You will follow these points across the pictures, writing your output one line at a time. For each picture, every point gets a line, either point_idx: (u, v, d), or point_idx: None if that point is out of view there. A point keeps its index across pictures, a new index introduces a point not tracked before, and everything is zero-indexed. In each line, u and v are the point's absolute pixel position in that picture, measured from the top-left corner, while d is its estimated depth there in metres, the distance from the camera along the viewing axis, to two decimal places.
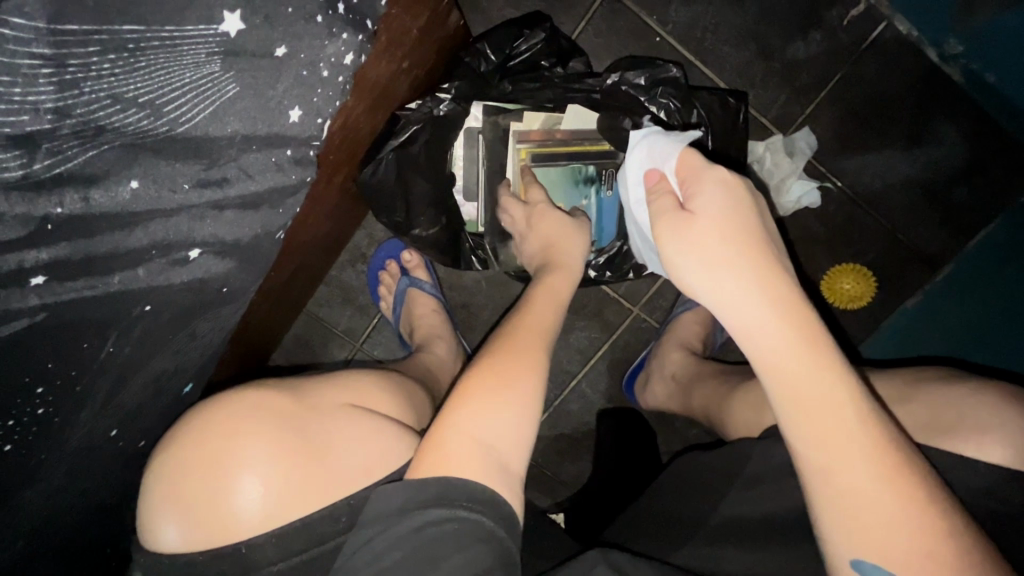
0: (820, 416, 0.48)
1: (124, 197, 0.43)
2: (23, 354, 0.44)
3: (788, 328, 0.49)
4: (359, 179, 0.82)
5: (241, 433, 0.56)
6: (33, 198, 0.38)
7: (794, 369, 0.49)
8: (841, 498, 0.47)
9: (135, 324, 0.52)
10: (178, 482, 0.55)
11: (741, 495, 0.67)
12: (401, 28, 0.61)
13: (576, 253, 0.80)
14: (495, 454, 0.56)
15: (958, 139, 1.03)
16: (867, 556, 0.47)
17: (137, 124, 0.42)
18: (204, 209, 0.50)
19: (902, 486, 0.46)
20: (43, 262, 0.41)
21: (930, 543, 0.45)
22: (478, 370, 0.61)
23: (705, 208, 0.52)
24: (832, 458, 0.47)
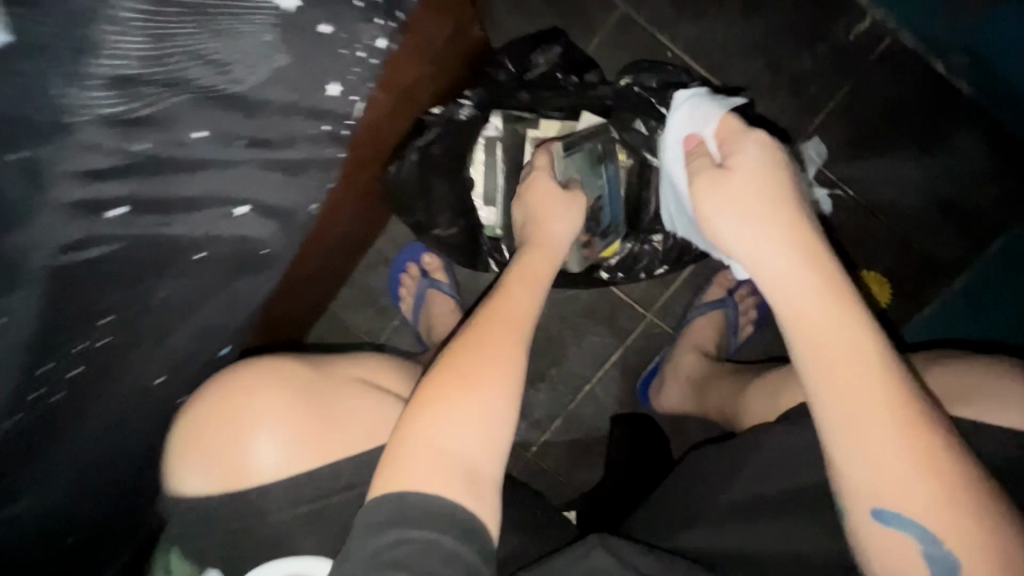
0: (841, 357, 0.52)
1: (187, 143, 0.51)
2: (98, 283, 0.51)
3: (814, 276, 0.53)
4: (385, 178, 0.87)
5: (259, 390, 0.60)
6: (121, 132, 0.47)
7: (819, 320, 0.52)
8: (859, 436, 0.50)
9: (191, 275, 0.59)
10: (200, 429, 0.60)
11: (746, 481, 0.68)
12: (428, 33, 0.67)
13: (558, 232, 0.76)
14: (461, 464, 0.54)
15: (969, 148, 1.05)
16: (880, 488, 0.50)
17: (203, 81, 0.50)
18: (251, 167, 0.57)
19: (917, 425, 0.49)
20: (122, 194, 0.49)
21: (941, 476, 0.48)
22: (442, 376, 0.58)
23: (741, 167, 0.57)
24: (852, 407, 0.51)
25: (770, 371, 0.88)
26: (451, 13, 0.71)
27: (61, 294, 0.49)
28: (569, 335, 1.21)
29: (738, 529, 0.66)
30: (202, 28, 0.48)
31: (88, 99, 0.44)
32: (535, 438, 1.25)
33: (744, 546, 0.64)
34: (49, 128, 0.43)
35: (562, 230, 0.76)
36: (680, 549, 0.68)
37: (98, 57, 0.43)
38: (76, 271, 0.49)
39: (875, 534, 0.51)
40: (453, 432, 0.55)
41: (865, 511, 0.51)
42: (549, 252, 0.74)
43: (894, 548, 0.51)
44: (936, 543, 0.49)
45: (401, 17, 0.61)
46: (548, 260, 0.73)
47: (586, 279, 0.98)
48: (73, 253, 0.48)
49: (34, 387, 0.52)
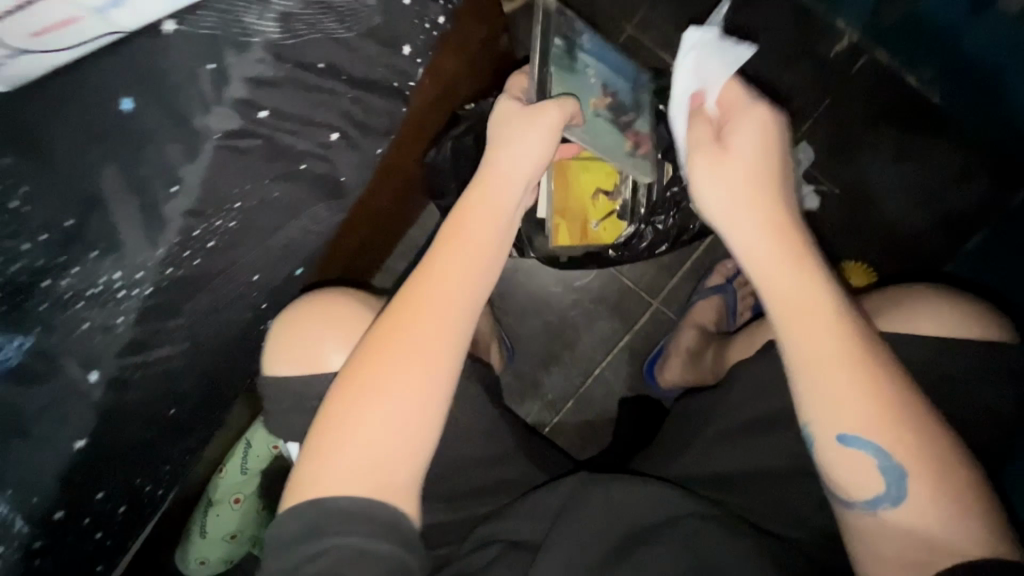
0: (804, 313, 0.55)
1: (313, 71, 0.47)
2: (203, 196, 0.47)
3: (775, 245, 0.57)
4: (423, 163, 0.99)
5: (341, 308, 0.68)
6: (249, 46, 0.44)
7: (787, 278, 0.56)
8: (820, 380, 0.54)
9: (294, 216, 0.54)
10: (291, 328, 0.66)
11: (728, 416, 0.79)
12: (468, 31, 0.81)
13: (507, 186, 0.64)
14: (378, 462, 0.56)
15: (949, 153, 1.15)
16: (843, 424, 0.54)
17: (342, 13, 0.47)
18: (355, 105, 0.52)
19: (870, 371, 0.54)
20: (238, 102, 0.45)
21: (888, 412, 0.53)
22: (364, 371, 0.57)
23: (738, 148, 0.58)
24: (815, 353, 0.54)
25: (746, 331, 0.99)
26: (486, 18, 0.85)
27: (207, 188, 0.46)
28: (581, 321, 1.30)
29: (716, 453, 0.77)
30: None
31: (253, 26, 0.44)
32: (548, 419, 1.30)
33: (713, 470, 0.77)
34: (206, 38, 0.43)
35: (510, 184, 0.64)
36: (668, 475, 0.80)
37: (263, 5, 0.44)
38: (222, 160, 0.46)
39: (838, 460, 0.55)
40: (372, 421, 0.56)
41: (829, 445, 0.55)
42: (500, 215, 0.63)
43: (855, 472, 0.55)
44: (889, 459, 0.54)
45: None
46: (502, 218, 0.63)
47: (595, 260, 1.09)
48: (228, 143, 0.45)
49: (177, 262, 0.48)
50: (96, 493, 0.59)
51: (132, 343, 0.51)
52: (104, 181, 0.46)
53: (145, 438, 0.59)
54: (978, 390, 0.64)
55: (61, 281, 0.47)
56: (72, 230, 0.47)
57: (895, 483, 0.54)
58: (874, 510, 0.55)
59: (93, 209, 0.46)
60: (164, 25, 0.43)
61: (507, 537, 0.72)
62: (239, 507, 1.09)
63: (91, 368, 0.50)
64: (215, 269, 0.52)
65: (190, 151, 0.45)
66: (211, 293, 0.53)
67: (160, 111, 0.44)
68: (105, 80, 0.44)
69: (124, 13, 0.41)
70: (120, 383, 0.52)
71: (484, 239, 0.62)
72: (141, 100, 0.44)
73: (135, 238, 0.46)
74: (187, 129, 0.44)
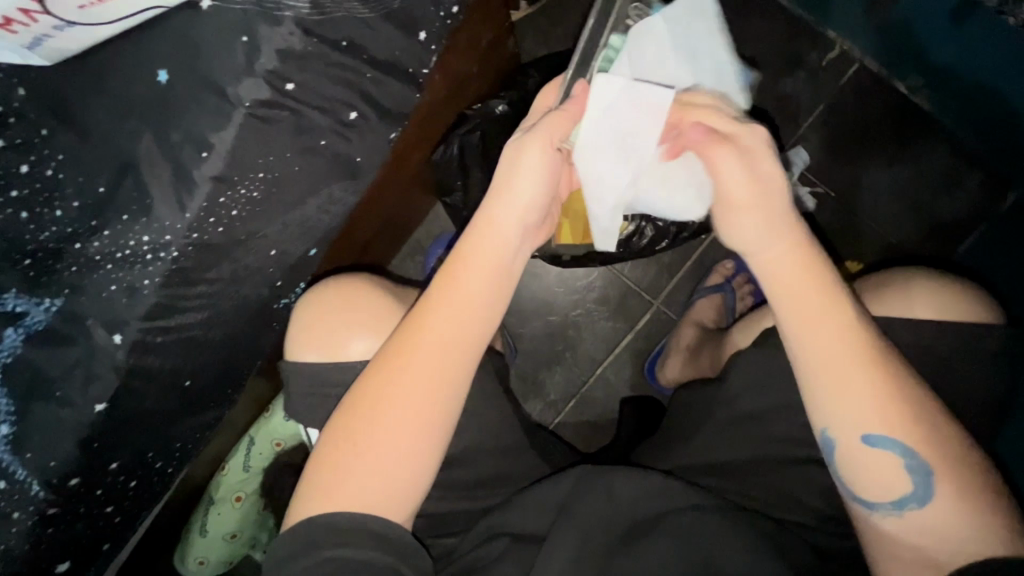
0: (824, 327, 0.58)
1: (336, 49, 0.50)
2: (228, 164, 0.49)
3: (793, 263, 0.60)
4: (431, 160, 1.03)
5: (358, 298, 0.79)
6: (278, 22, 0.47)
7: (802, 299, 0.59)
8: (845, 388, 0.57)
9: (313, 192, 0.57)
10: (310, 321, 0.76)
11: (730, 405, 0.79)
12: (477, 33, 0.85)
13: (497, 237, 0.64)
14: (384, 483, 0.62)
15: (938, 155, 1.18)
16: (868, 426, 0.57)
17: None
18: (373, 87, 0.55)
19: (885, 373, 0.58)
20: (267, 74, 0.47)
21: (900, 410, 0.57)
22: (366, 411, 0.63)
23: (745, 182, 0.59)
24: (838, 364, 0.57)
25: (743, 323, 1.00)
26: (494, 22, 0.89)
27: (235, 155, 0.49)
28: (583, 321, 1.32)
29: (720, 439, 0.78)
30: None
31: (285, 1, 0.47)
32: (550, 419, 1.31)
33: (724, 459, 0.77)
34: (240, 13, 0.46)
35: (498, 236, 0.64)
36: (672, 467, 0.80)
37: None
38: (251, 130, 0.49)
39: (863, 462, 0.58)
40: (380, 447, 0.62)
41: (858, 449, 0.58)
42: (497, 265, 0.65)
43: (882, 473, 0.57)
44: (913, 457, 0.57)
45: None
46: (500, 263, 0.64)
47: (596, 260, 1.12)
48: (257, 112, 0.48)
49: (203, 228, 0.50)
50: (110, 464, 0.60)
51: (153, 308, 0.52)
52: (137, 147, 0.48)
53: (160, 409, 0.60)
54: (971, 377, 0.65)
55: (91, 244, 0.50)
56: (104, 195, 0.49)
57: (920, 480, 0.57)
58: (900, 511, 0.57)
59: (126, 174, 0.49)
60: (203, 1, 0.46)
61: (512, 531, 0.72)
62: (239, 507, 1.10)
63: (115, 330, 0.52)
64: (237, 238, 0.54)
65: (221, 118, 0.47)
66: (233, 262, 0.55)
67: (196, 80, 0.47)
68: (144, 51, 0.47)
69: None
70: (140, 347, 0.53)
71: (481, 278, 0.65)
72: (177, 71, 0.47)
73: (164, 201, 0.49)
74: (220, 97, 0.47)
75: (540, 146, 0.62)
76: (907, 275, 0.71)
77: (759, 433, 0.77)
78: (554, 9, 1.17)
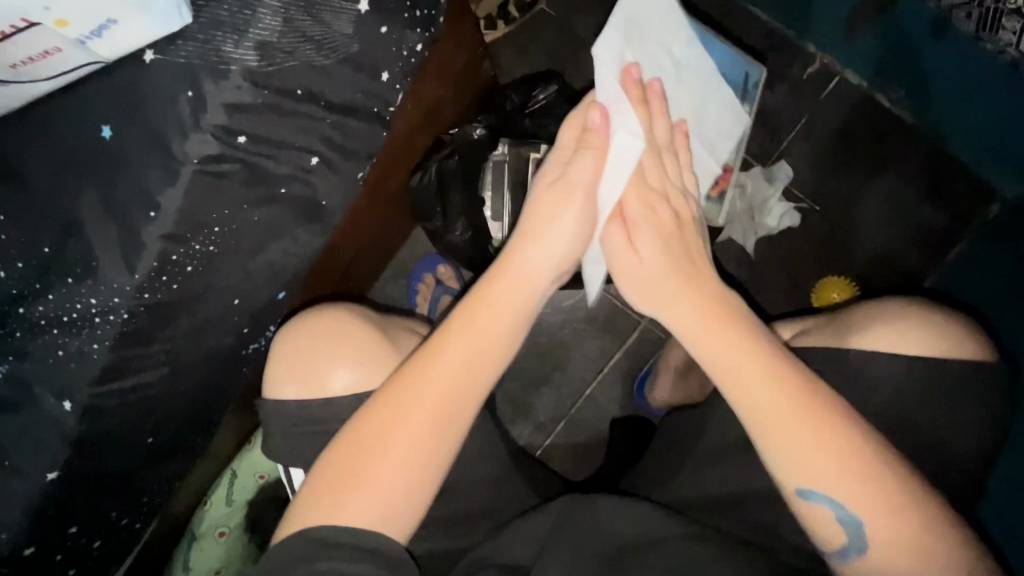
0: (744, 383, 0.57)
1: (291, 99, 0.48)
2: (182, 221, 0.47)
3: (702, 317, 0.60)
4: (409, 186, 0.98)
5: (342, 327, 0.68)
6: (224, 78, 0.45)
7: (722, 358, 0.58)
8: (779, 445, 0.56)
9: (276, 238, 0.54)
10: (294, 349, 0.67)
11: (720, 436, 0.72)
12: (448, 60, 0.82)
13: (534, 248, 0.61)
14: (389, 503, 0.56)
15: (922, 169, 1.09)
16: (808, 483, 0.55)
17: (318, 46, 0.47)
18: (331, 130, 0.52)
19: (822, 429, 0.55)
20: (216, 127, 0.45)
21: (851, 465, 0.54)
22: (364, 434, 0.57)
23: (647, 255, 0.62)
24: (763, 421, 0.56)
25: None
26: (466, 48, 0.86)
27: (186, 212, 0.47)
28: (571, 340, 1.22)
29: (716, 472, 0.71)
30: (309, 14, 0.46)
31: (231, 55, 0.44)
32: (539, 441, 1.20)
33: (720, 488, 0.71)
34: (184, 67, 0.44)
35: (534, 248, 0.60)
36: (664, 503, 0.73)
37: (240, 35, 0.45)
38: (202, 187, 0.46)
39: (806, 511, 0.57)
40: (384, 470, 0.56)
41: (803, 506, 0.56)
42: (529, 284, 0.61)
43: (819, 521, 0.56)
44: (849, 508, 0.55)
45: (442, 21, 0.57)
46: (529, 289, 0.61)
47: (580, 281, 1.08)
48: (206, 168, 0.46)
49: (155, 286, 0.48)
50: (69, 528, 0.57)
51: (105, 370, 0.50)
52: (84, 206, 0.47)
53: (119, 471, 0.57)
54: (966, 409, 0.63)
55: (35, 308, 0.48)
56: (49, 256, 0.48)
57: (857, 530, 0.55)
58: (846, 558, 0.56)
59: (72, 233, 0.47)
60: (145, 55, 0.45)
61: (501, 562, 0.66)
62: (225, 541, 0.96)
63: (64, 397, 0.50)
64: (194, 293, 0.51)
65: (169, 175, 0.45)
66: (192, 316, 0.53)
67: (143, 138, 0.46)
68: (88, 106, 0.47)
69: (103, 44, 0.43)
70: (93, 412, 0.51)
71: (500, 317, 0.60)
72: (121, 126, 0.46)
73: (111, 262, 0.47)
74: (167, 155, 0.45)
75: (579, 191, 0.59)
76: (899, 304, 0.67)
77: (760, 470, 0.70)
78: (531, 29, 1.15)
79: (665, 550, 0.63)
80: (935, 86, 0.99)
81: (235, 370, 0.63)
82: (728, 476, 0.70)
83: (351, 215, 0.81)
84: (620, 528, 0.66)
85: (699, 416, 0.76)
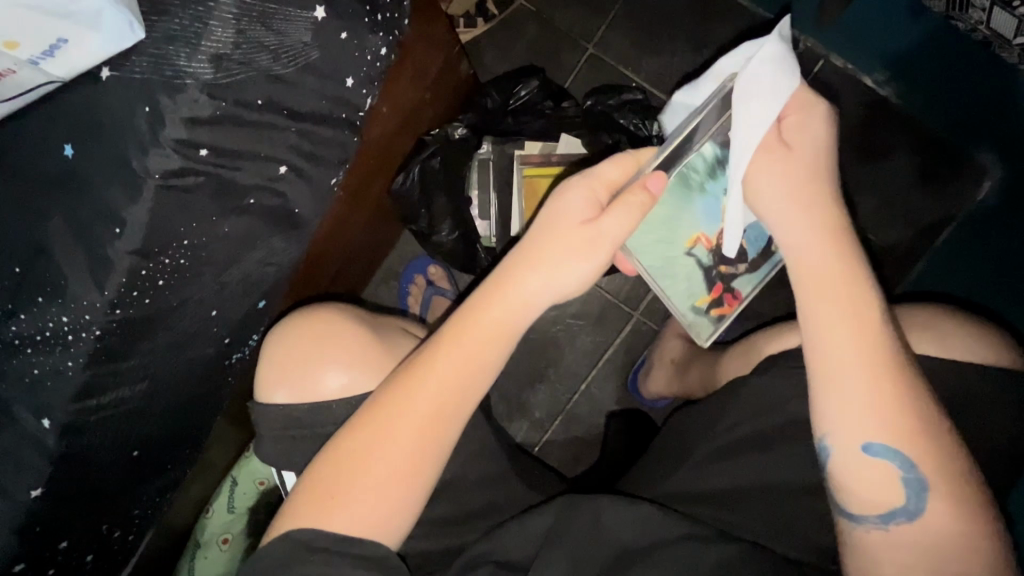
0: (833, 304, 0.54)
1: (254, 110, 0.48)
2: (151, 236, 0.47)
3: (809, 235, 0.56)
4: (392, 189, 0.95)
5: (336, 331, 0.67)
6: (182, 90, 0.44)
7: (827, 289, 0.54)
8: (848, 372, 0.52)
9: (250, 249, 0.54)
10: (284, 355, 0.66)
11: (716, 433, 0.72)
12: (424, 61, 0.81)
13: (534, 279, 0.55)
14: (386, 511, 0.54)
15: (913, 147, 1.05)
16: (870, 427, 0.52)
17: (276, 57, 0.47)
18: (296, 137, 0.52)
19: (894, 373, 0.52)
20: (178, 140, 0.45)
21: (914, 416, 0.51)
22: (392, 415, 0.55)
23: (796, 162, 0.56)
24: (847, 369, 0.52)
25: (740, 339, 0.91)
26: (441, 48, 0.84)
27: (153, 228, 0.47)
28: (564, 336, 1.19)
29: (709, 467, 0.70)
30: (263, 24, 0.46)
31: (185, 69, 0.44)
32: (537, 438, 1.18)
33: (715, 483, 0.70)
34: (140, 83, 0.45)
35: (538, 276, 0.54)
36: (659, 498, 0.71)
37: (194, 49, 0.44)
38: (167, 201, 0.46)
39: (857, 472, 0.52)
40: (395, 467, 0.54)
41: (853, 452, 0.52)
42: (526, 307, 0.55)
43: (864, 477, 0.52)
44: (911, 470, 0.51)
45: (404, 23, 0.57)
46: (523, 313, 0.55)
47: None
48: (170, 183, 0.46)
49: (127, 302, 0.48)
50: (59, 543, 0.57)
51: (83, 386, 0.50)
52: (51, 227, 0.47)
53: (105, 484, 0.58)
54: (972, 393, 0.61)
55: (8, 329, 0.48)
56: (21, 276, 0.48)
57: (913, 494, 0.52)
58: (884, 524, 0.52)
59: (42, 255, 0.48)
60: (102, 72, 0.45)
61: (500, 558, 0.65)
62: (228, 548, 0.97)
63: (43, 415, 0.50)
64: (168, 307, 0.51)
65: (131, 193, 0.46)
66: (168, 330, 0.53)
67: (105, 157, 0.46)
68: (50, 127, 0.47)
69: (56, 65, 0.43)
70: (72, 430, 0.51)
71: (511, 315, 0.56)
72: (82, 145, 0.46)
73: (81, 281, 0.47)
74: (130, 172, 0.45)
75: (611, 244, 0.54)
76: (956, 322, 0.65)
77: (751, 460, 0.69)
78: (508, 27, 1.14)
79: (661, 551, 0.62)
80: (916, 67, 0.97)
81: (214, 380, 0.63)
82: (719, 470, 0.70)
83: (332, 223, 0.80)
84: (618, 526, 0.64)
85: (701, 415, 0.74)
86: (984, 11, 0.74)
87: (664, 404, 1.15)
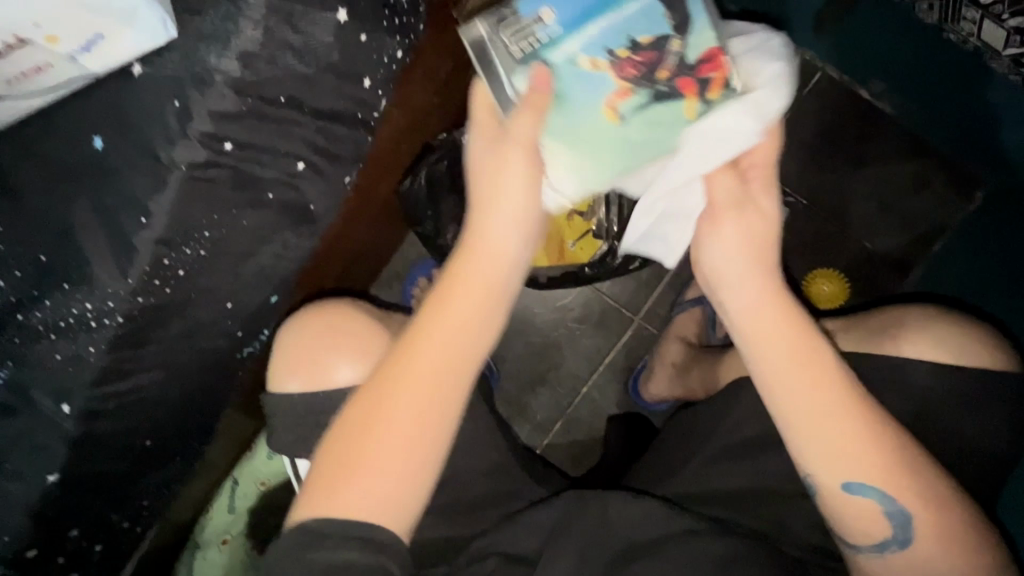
0: (800, 365, 0.54)
1: (277, 106, 0.50)
2: (176, 226, 0.49)
3: (760, 302, 0.56)
4: (399, 190, 0.97)
5: (347, 325, 0.69)
6: (208, 85, 0.46)
7: (786, 349, 0.54)
8: (817, 431, 0.53)
9: (266, 242, 0.56)
10: (292, 349, 0.67)
11: (716, 432, 0.73)
12: (434, 67, 0.83)
13: (479, 243, 0.56)
14: (389, 503, 0.54)
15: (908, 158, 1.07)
16: (854, 477, 0.53)
17: (300, 56, 0.50)
18: (314, 133, 0.54)
19: (861, 419, 0.53)
20: (203, 131, 0.47)
21: (888, 459, 0.53)
22: (370, 424, 0.54)
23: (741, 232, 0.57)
24: (807, 419, 0.53)
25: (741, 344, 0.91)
26: (451, 53, 0.86)
27: (177, 217, 0.48)
28: (565, 339, 1.20)
29: (708, 465, 0.72)
30: (290, 24, 0.48)
31: (215, 66, 0.46)
32: (538, 441, 1.19)
33: (714, 481, 0.71)
34: (171, 78, 0.47)
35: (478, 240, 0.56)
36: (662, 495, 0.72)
37: (222, 47, 0.46)
38: (190, 191, 0.48)
39: (841, 508, 0.54)
40: (388, 468, 0.54)
41: (844, 500, 0.54)
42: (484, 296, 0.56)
43: (858, 516, 0.54)
44: (895, 504, 0.53)
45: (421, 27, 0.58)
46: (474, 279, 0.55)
47: (571, 282, 1.01)
48: (195, 174, 0.48)
49: (149, 291, 0.50)
50: (70, 531, 0.58)
51: (102, 372, 0.51)
52: (77, 215, 0.49)
53: (114, 473, 0.58)
54: (955, 392, 0.63)
55: (33, 314, 0.49)
56: (45, 264, 0.49)
57: (900, 527, 0.54)
58: (882, 553, 0.54)
59: (67, 243, 0.49)
60: (135, 69, 0.48)
61: (506, 551, 0.66)
62: (228, 548, 0.96)
63: (61, 401, 0.51)
64: (187, 296, 0.53)
65: (158, 184, 0.47)
66: (185, 319, 0.54)
67: (132, 149, 0.48)
68: (80, 120, 0.49)
69: (94, 58, 0.45)
70: (90, 416, 0.52)
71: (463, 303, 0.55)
72: (111, 137, 0.48)
73: (106, 269, 0.49)
74: (156, 163, 0.47)
75: (514, 143, 0.54)
76: (944, 325, 0.65)
77: (751, 457, 0.70)
78: None
79: (666, 546, 0.63)
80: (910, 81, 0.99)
81: (224, 371, 0.64)
82: (718, 468, 0.71)
83: (340, 222, 0.82)
84: (624, 522, 0.65)
85: (704, 417, 0.75)
86: (975, 23, 0.77)
87: (663, 408, 1.16)
